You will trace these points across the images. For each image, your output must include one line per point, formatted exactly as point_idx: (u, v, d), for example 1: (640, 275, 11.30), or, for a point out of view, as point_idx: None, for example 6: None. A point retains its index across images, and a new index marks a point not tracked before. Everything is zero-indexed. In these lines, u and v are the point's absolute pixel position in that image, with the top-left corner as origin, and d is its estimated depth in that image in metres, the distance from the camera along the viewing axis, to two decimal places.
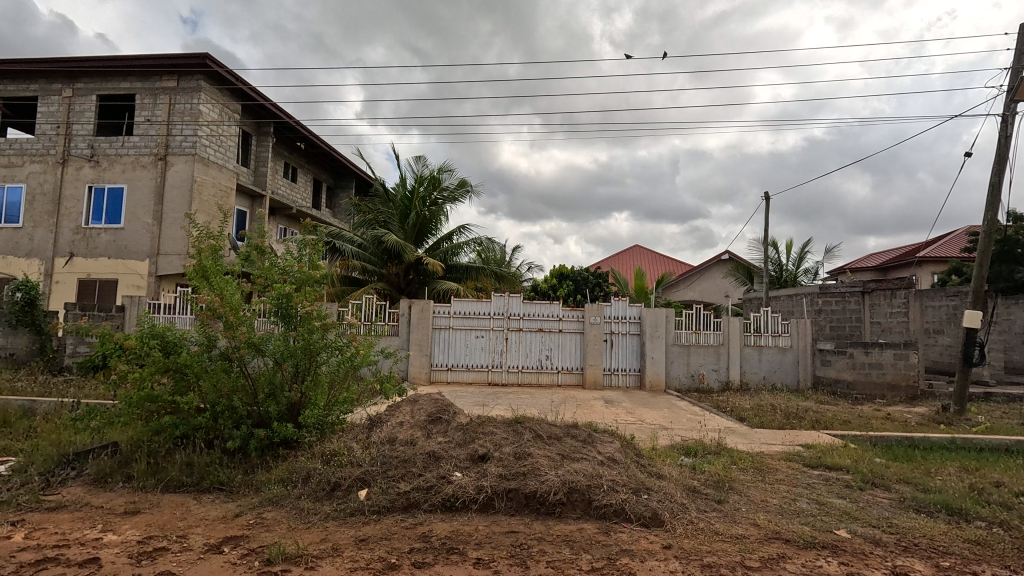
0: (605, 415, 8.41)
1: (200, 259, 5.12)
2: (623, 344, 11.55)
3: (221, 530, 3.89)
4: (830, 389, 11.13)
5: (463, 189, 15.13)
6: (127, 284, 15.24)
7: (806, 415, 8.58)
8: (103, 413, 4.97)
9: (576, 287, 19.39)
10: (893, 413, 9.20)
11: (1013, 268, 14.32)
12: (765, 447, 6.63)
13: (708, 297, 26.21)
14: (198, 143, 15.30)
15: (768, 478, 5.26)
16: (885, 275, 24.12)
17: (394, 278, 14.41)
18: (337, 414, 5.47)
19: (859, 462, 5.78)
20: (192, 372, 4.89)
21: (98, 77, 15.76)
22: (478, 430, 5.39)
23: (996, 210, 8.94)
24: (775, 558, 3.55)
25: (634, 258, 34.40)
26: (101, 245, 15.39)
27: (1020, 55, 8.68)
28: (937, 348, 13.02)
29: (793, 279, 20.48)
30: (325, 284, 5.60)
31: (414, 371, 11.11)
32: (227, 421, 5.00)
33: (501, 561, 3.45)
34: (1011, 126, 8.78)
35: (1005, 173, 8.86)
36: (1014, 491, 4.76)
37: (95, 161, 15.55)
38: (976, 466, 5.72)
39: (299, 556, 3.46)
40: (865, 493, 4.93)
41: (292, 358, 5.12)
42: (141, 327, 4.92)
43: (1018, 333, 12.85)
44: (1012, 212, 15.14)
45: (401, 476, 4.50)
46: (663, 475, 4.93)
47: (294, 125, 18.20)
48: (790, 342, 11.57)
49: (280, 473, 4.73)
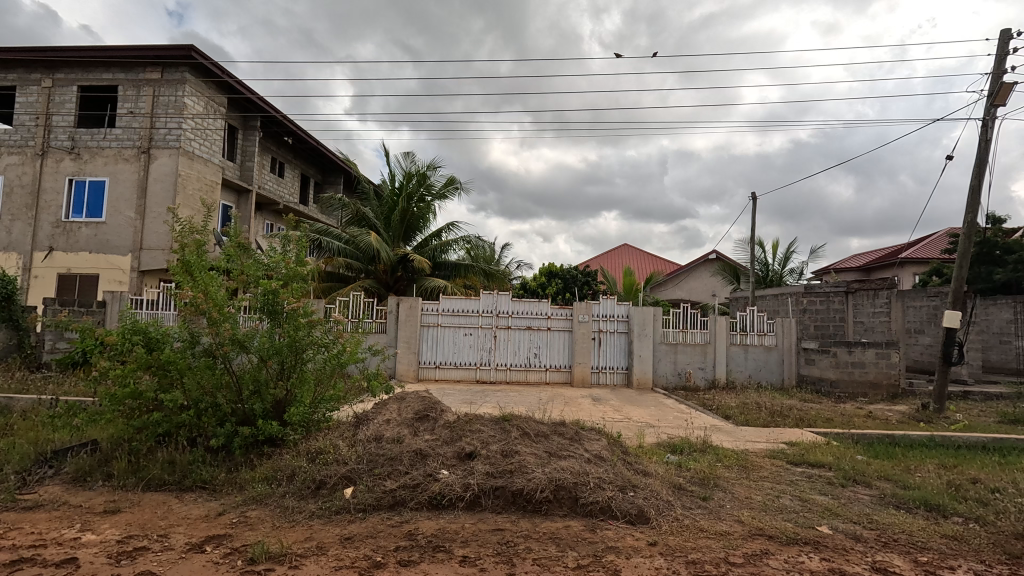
0: (593, 413, 8.44)
1: (184, 254, 5.04)
2: (610, 342, 11.59)
3: (204, 529, 3.84)
4: (813, 388, 11.28)
5: (452, 187, 15.06)
6: (109, 279, 14.94)
7: (791, 413, 8.70)
8: (82, 411, 4.88)
9: (565, 285, 19.48)
10: (875, 411, 9.35)
11: (992, 269, 14.67)
12: (750, 445, 6.69)
13: (695, 296, 26.43)
14: (184, 136, 15.06)
15: (753, 476, 5.32)
16: (868, 275, 24.54)
17: (382, 275, 14.27)
18: (323, 411, 5.43)
19: (841, 459, 5.87)
20: (176, 370, 4.82)
21: (80, 68, 15.43)
22: (465, 428, 5.38)
23: (976, 212, 9.12)
24: (759, 554, 3.59)
25: (622, 257, 34.60)
26: (81, 239, 15.09)
27: (1000, 62, 8.87)
28: (918, 347, 13.30)
29: (778, 278, 20.74)
30: (311, 281, 5.55)
31: (402, 368, 11.08)
32: (210, 419, 4.92)
33: (487, 558, 3.45)
34: (991, 130, 8.95)
35: (985, 176, 9.04)
36: (989, 488, 4.87)
37: (77, 153, 15.26)
38: (954, 463, 5.85)
39: (283, 555, 3.42)
40: (846, 490, 5.02)
41: (278, 355, 5.08)
42: (123, 322, 4.81)
43: (995, 333, 13.15)
44: (992, 215, 15.50)
45: (387, 474, 4.48)
46: (650, 472, 4.99)
47: (281, 118, 18.00)
48: (775, 341, 11.71)
49: (264, 471, 4.67)
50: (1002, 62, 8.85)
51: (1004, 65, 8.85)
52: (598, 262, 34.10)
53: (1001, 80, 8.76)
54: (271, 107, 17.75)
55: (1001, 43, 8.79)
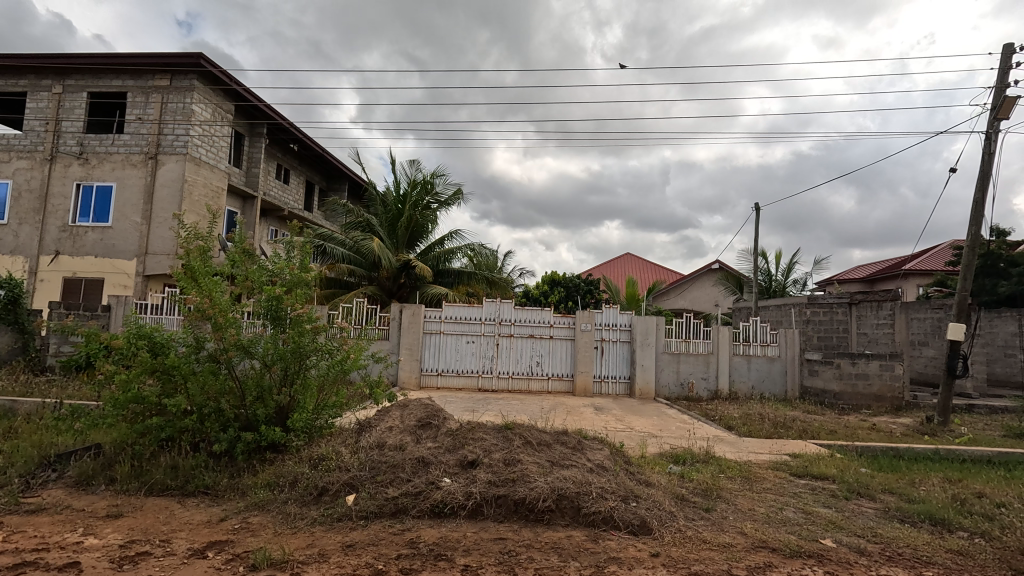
0: (594, 422, 8.44)
1: (188, 259, 5.06)
2: (613, 351, 11.57)
3: (205, 534, 3.85)
4: (817, 399, 11.25)
5: (457, 195, 15.15)
6: (114, 284, 15.02)
7: (794, 425, 8.66)
8: (87, 415, 4.90)
9: (568, 294, 19.57)
10: (879, 423, 9.29)
11: (996, 282, 14.64)
12: (753, 457, 6.63)
13: (697, 305, 26.47)
14: (190, 143, 15.17)
15: (756, 487, 5.29)
16: (871, 286, 24.51)
17: (385, 282, 14.25)
18: (326, 417, 5.44)
19: (845, 472, 5.84)
20: (180, 374, 4.84)
21: (90, 75, 15.62)
22: (468, 435, 5.37)
23: (980, 224, 9.12)
24: (761, 566, 3.57)
25: (625, 266, 34.66)
26: (87, 243, 15.20)
27: (1003, 75, 8.90)
28: (922, 359, 13.24)
29: (781, 289, 20.78)
30: (315, 286, 5.58)
31: (405, 375, 11.08)
32: (214, 424, 4.94)
33: (489, 567, 3.44)
34: (995, 143, 8.97)
35: (988, 189, 9.04)
36: (995, 502, 4.84)
37: (85, 158, 15.39)
38: (959, 477, 5.82)
39: (285, 561, 3.42)
40: (851, 503, 4.99)
41: (282, 361, 5.09)
42: (128, 327, 4.86)
43: (1000, 346, 13.08)
44: (996, 228, 15.49)
45: (390, 481, 4.48)
46: (652, 483, 4.96)
47: (287, 126, 18.17)
48: (778, 351, 11.70)
49: (267, 477, 4.68)
50: (1006, 76, 8.89)
51: (1007, 79, 8.89)
52: (601, 271, 34.16)
53: (1004, 94, 8.79)
54: (279, 114, 17.92)
55: (1003, 58, 8.84)
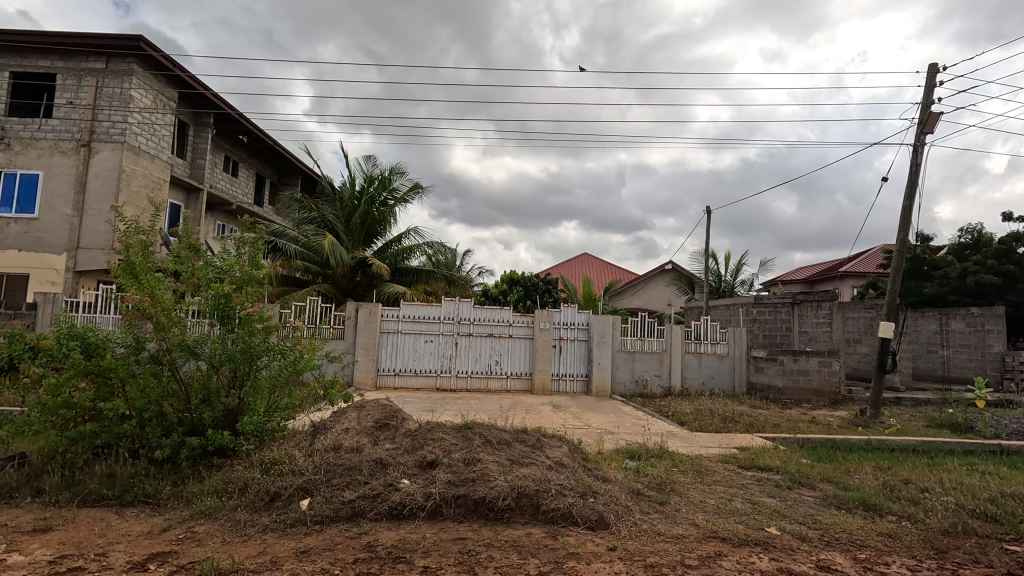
0: (553, 420, 8.54)
1: (127, 255, 4.77)
2: (571, 350, 11.73)
3: (146, 546, 3.63)
4: (762, 394, 11.81)
5: (415, 191, 14.95)
6: (41, 280, 13.94)
7: (741, 419, 9.06)
8: (10, 422, 4.53)
9: (527, 293, 19.68)
10: (818, 416, 9.88)
11: (920, 283, 15.82)
12: (704, 450, 6.91)
13: (652, 305, 27.23)
14: (129, 130, 14.27)
15: (707, 479, 5.51)
16: (812, 287, 25.93)
17: (341, 280, 13.88)
18: (278, 420, 5.23)
19: (788, 463, 6.17)
20: (117, 377, 4.55)
21: (14, 54, 14.43)
22: (427, 436, 5.30)
23: (908, 229, 9.81)
24: (712, 556, 3.72)
25: (582, 265, 35.16)
26: (10, 235, 14.05)
27: (928, 92, 9.62)
28: (856, 356, 14.15)
29: (729, 289, 21.66)
30: (267, 284, 5.36)
31: (360, 376, 10.83)
32: (155, 429, 4.67)
33: (448, 568, 3.42)
34: (921, 155, 9.68)
35: (915, 197, 9.75)
36: (920, 487, 5.23)
37: (7, 144, 14.21)
38: (888, 465, 6.27)
39: (234, 571, 3.28)
40: (793, 492, 5.27)
41: (231, 362, 4.87)
42: (58, 326, 4.53)
43: (923, 343, 14.14)
44: (921, 233, 16.74)
45: (346, 484, 4.37)
46: (609, 478, 5.07)
47: (236, 116, 17.40)
48: (727, 349, 12.19)
49: (214, 483, 4.47)
50: (931, 93, 9.60)
51: (932, 96, 9.61)
52: (559, 271, 34.52)
53: (930, 110, 9.49)
54: (227, 103, 17.11)
55: (929, 77, 9.55)
